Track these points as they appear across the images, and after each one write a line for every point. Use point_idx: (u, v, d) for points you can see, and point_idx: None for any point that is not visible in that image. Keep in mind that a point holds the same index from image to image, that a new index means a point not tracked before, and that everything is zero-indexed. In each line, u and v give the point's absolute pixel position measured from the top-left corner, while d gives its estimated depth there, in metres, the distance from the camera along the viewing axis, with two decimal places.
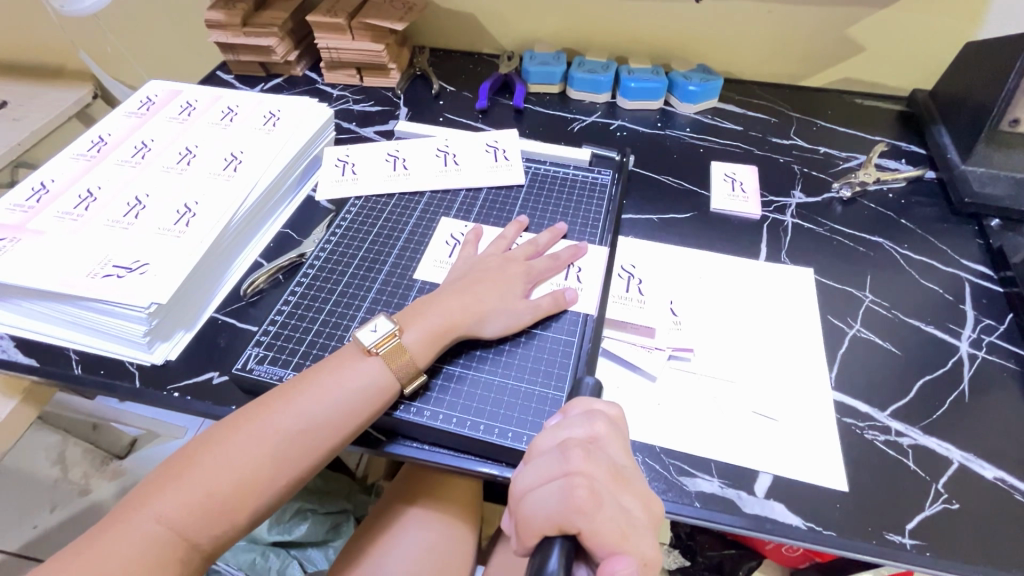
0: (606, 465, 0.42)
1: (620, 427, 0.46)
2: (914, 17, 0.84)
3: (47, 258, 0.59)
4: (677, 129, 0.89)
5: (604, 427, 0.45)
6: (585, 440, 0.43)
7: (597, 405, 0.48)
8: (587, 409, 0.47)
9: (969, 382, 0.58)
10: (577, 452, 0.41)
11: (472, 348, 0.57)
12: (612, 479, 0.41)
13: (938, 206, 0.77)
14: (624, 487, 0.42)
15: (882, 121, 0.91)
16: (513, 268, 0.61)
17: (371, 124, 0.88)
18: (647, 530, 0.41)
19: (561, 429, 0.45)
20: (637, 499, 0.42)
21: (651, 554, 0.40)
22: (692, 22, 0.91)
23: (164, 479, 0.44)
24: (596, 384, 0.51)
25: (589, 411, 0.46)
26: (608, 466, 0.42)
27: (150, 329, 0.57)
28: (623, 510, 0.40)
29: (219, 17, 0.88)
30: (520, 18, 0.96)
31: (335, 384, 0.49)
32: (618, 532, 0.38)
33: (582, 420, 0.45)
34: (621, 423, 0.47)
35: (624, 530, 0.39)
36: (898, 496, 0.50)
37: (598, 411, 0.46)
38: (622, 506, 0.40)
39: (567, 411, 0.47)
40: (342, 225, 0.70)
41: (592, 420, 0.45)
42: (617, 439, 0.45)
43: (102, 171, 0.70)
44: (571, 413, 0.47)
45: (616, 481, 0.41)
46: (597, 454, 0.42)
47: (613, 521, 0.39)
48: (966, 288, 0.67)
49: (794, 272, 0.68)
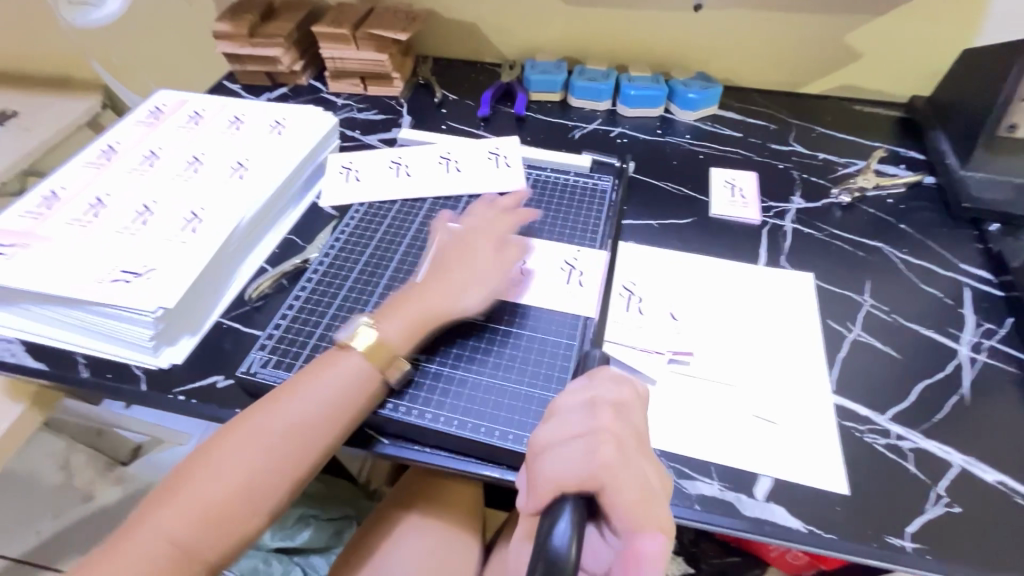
0: (630, 429, 0.44)
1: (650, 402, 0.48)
2: (909, 25, 0.86)
3: (57, 264, 0.60)
4: (677, 136, 0.90)
5: (606, 393, 0.46)
6: (613, 401, 0.45)
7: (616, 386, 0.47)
8: (610, 375, 0.48)
9: (970, 385, 0.58)
10: (604, 411, 0.44)
11: (447, 344, 0.58)
12: (635, 442, 0.43)
13: (938, 210, 0.78)
14: (647, 452, 0.43)
15: (880, 127, 0.91)
16: (482, 254, 0.62)
17: (374, 132, 0.90)
18: (666, 500, 0.42)
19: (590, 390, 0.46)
20: (656, 469, 0.43)
21: (669, 525, 0.40)
22: (691, 31, 0.92)
23: (167, 494, 0.45)
24: (603, 357, 0.55)
25: (609, 376, 0.48)
26: (633, 430, 0.44)
27: (156, 333, 0.58)
28: (644, 474, 0.41)
29: (226, 28, 0.91)
30: (521, 28, 0.98)
31: (321, 383, 0.50)
32: (638, 495, 0.39)
33: (607, 385, 0.47)
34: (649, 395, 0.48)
35: (647, 497, 0.40)
36: (898, 501, 0.50)
37: (627, 378, 0.48)
38: (643, 470, 0.42)
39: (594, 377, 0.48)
40: (345, 231, 0.71)
41: (590, 390, 0.46)
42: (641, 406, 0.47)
43: (112, 178, 0.72)
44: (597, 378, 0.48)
45: (640, 445, 0.43)
46: (622, 415, 0.44)
47: (635, 485, 0.40)
48: (966, 292, 0.68)
49: (793, 276, 0.69)
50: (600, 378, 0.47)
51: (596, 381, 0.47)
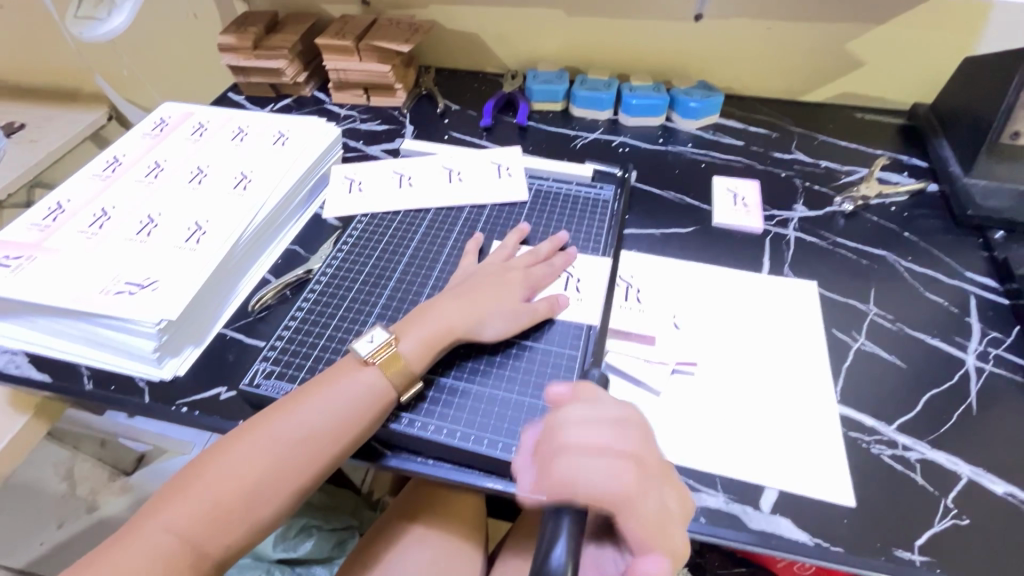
0: (651, 454, 0.43)
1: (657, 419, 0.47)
2: (910, 34, 0.86)
3: (62, 276, 0.61)
4: (679, 144, 0.90)
5: (629, 415, 0.45)
6: (627, 420, 0.44)
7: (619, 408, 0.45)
8: (627, 399, 0.47)
9: (977, 395, 0.58)
10: (627, 433, 0.43)
11: (463, 356, 0.58)
12: (656, 468, 0.43)
13: (942, 218, 0.78)
14: (664, 476, 0.44)
15: (883, 134, 0.91)
16: (513, 274, 0.62)
17: (377, 142, 0.90)
18: (680, 523, 0.43)
19: (598, 405, 0.45)
20: (674, 492, 0.44)
21: (679, 547, 0.42)
22: (692, 40, 0.93)
23: (175, 490, 0.45)
24: (601, 375, 0.54)
25: (628, 401, 0.47)
26: (653, 454, 0.44)
27: (160, 345, 0.58)
28: (661, 500, 0.42)
29: (231, 41, 0.92)
30: (523, 39, 0.99)
31: (333, 392, 0.50)
32: (654, 522, 0.41)
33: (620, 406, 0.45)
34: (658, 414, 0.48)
35: (662, 523, 0.41)
36: (906, 514, 0.50)
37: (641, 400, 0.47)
38: (661, 495, 0.42)
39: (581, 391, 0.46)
40: (348, 241, 0.71)
41: (615, 409, 0.45)
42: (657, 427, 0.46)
43: (117, 190, 0.72)
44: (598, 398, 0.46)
45: (658, 469, 0.43)
46: (644, 439, 0.44)
47: (652, 512, 0.41)
48: (972, 301, 0.67)
49: (797, 285, 0.69)
50: (621, 402, 0.46)
51: (611, 400, 0.46)
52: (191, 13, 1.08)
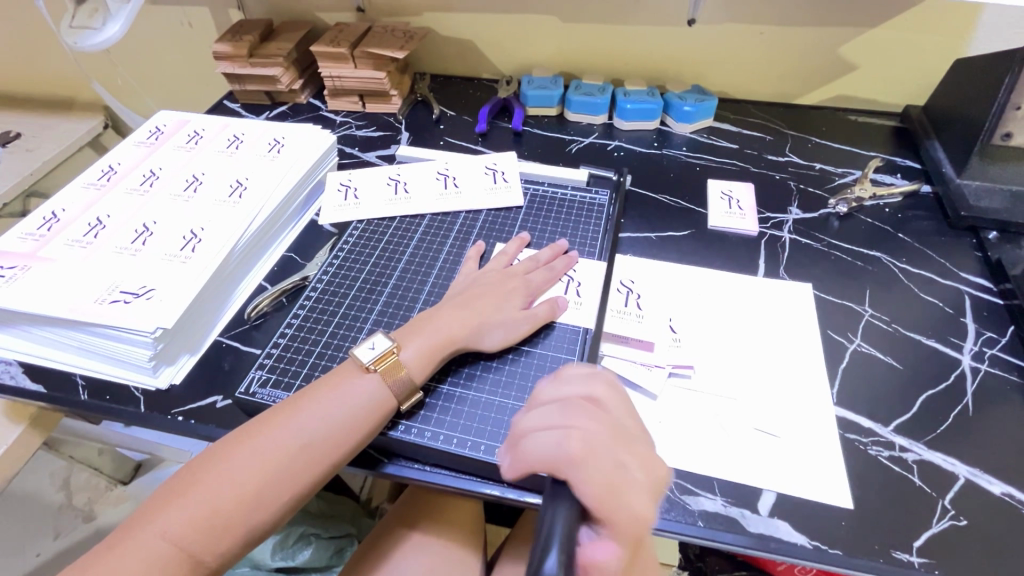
0: (603, 420, 0.43)
1: (624, 393, 0.47)
2: (902, 37, 0.86)
3: (57, 286, 0.60)
4: (673, 148, 0.90)
5: (588, 390, 0.46)
6: (583, 397, 0.45)
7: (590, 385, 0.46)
8: (585, 374, 0.48)
9: (972, 396, 0.58)
10: (575, 407, 0.44)
11: (461, 364, 0.58)
12: (608, 434, 0.42)
13: (935, 219, 0.78)
14: (623, 443, 0.42)
15: (876, 136, 0.92)
16: (513, 281, 0.61)
17: (373, 149, 0.90)
18: (644, 491, 0.41)
19: (561, 385, 0.47)
20: (636, 459, 0.42)
21: (643, 513, 0.40)
22: (686, 45, 0.93)
23: (170, 496, 0.45)
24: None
25: (587, 376, 0.47)
26: (604, 422, 0.43)
27: (156, 353, 0.58)
28: (617, 464, 0.40)
29: (226, 49, 0.92)
30: (517, 45, 0.99)
31: (334, 399, 0.50)
32: (605, 484, 0.39)
33: (578, 382, 0.46)
34: (623, 389, 0.48)
35: (615, 487, 0.39)
36: (904, 515, 0.49)
37: (597, 374, 0.47)
38: (617, 460, 0.41)
39: (563, 372, 0.48)
40: (344, 248, 0.71)
41: (582, 384, 0.46)
42: (618, 400, 0.46)
43: (112, 199, 0.72)
44: (567, 373, 0.48)
45: (613, 435, 0.42)
46: (591, 410, 0.44)
47: (602, 475, 0.39)
48: (966, 301, 0.67)
49: (793, 287, 0.69)
50: (580, 378, 0.47)
51: (571, 377, 0.47)
52: (185, 22, 1.08)
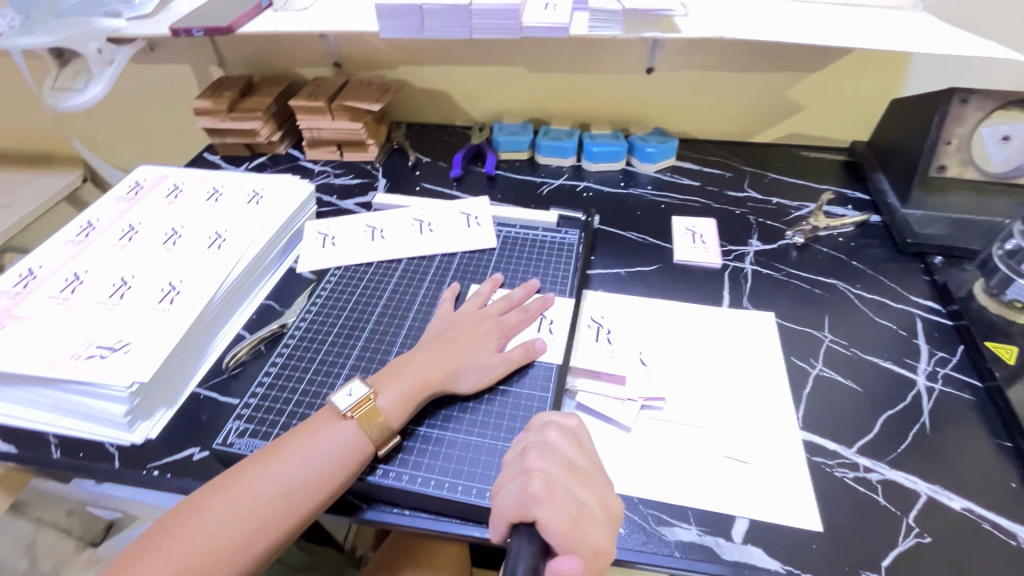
0: (559, 461, 0.45)
1: (580, 435, 0.49)
2: (842, 80, 0.94)
3: (31, 344, 0.60)
4: (640, 187, 0.95)
5: (551, 436, 0.48)
6: (540, 442, 0.47)
7: (549, 433, 0.48)
8: (541, 422, 0.50)
9: (929, 415, 0.61)
10: (532, 452, 0.45)
11: (438, 406, 0.59)
12: (566, 473, 0.44)
13: (886, 247, 0.83)
14: (581, 481, 0.44)
15: (827, 170, 0.98)
16: (486, 324, 0.63)
17: (351, 196, 0.93)
18: (602, 522, 0.43)
19: (522, 440, 0.49)
20: (594, 495, 0.44)
21: (602, 544, 0.41)
22: (646, 91, 1.00)
23: (142, 553, 0.44)
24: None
25: (542, 424, 0.50)
26: (562, 462, 0.45)
27: (132, 408, 0.58)
28: (576, 500, 0.42)
29: (207, 105, 0.95)
30: (488, 95, 1.05)
31: (310, 447, 0.50)
32: (567, 520, 0.40)
33: (535, 432, 0.49)
34: (580, 432, 0.50)
35: (577, 521, 0.41)
36: (870, 534, 0.51)
37: (551, 420, 0.49)
38: (576, 497, 0.42)
39: (529, 427, 0.51)
40: (322, 294, 0.73)
41: (542, 433, 0.48)
42: (572, 441, 0.48)
43: (91, 254, 0.73)
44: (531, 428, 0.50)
45: (570, 474, 0.44)
46: (550, 452, 0.46)
47: (563, 510, 0.41)
48: (918, 323, 0.71)
49: (756, 316, 0.72)
50: (536, 427, 0.50)
51: (531, 429, 0.50)
52: (167, 79, 1.12)
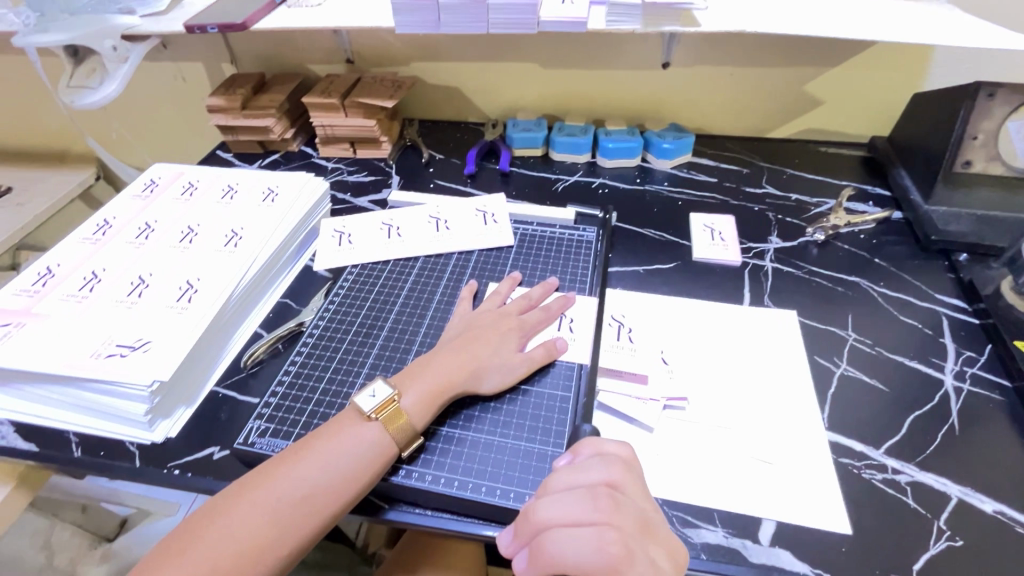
0: (632, 514, 0.44)
1: (636, 468, 0.48)
2: (862, 75, 0.92)
3: (52, 343, 0.60)
4: (656, 184, 0.94)
5: (620, 477, 0.46)
6: (610, 486, 0.45)
7: (615, 472, 0.46)
8: (601, 453, 0.48)
9: (958, 415, 0.60)
10: (605, 500, 0.44)
11: (460, 407, 0.58)
12: (639, 529, 0.44)
13: (908, 243, 0.81)
14: (651, 535, 0.44)
15: (846, 166, 0.97)
16: (507, 323, 0.63)
17: (365, 194, 0.93)
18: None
19: (577, 472, 0.47)
20: (663, 548, 0.44)
21: None
22: (662, 86, 0.99)
23: (168, 555, 0.44)
24: (593, 431, 0.54)
25: (604, 456, 0.48)
26: (635, 518, 0.44)
27: (152, 408, 0.58)
28: (650, 562, 0.43)
29: (220, 102, 0.95)
30: (502, 91, 1.04)
31: (334, 448, 0.50)
32: None
33: (599, 464, 0.47)
34: (635, 464, 0.49)
35: None
36: (901, 537, 0.50)
37: (614, 456, 0.48)
38: (650, 557, 0.43)
39: (578, 452, 0.49)
40: (340, 293, 0.72)
41: (610, 469, 0.47)
42: (637, 482, 0.47)
43: (108, 253, 0.73)
44: (582, 455, 0.49)
45: (644, 531, 0.44)
46: (623, 502, 0.45)
47: None
48: (944, 322, 0.70)
49: (778, 314, 0.71)
50: (597, 458, 0.48)
51: (591, 459, 0.48)
52: (180, 76, 1.12)
